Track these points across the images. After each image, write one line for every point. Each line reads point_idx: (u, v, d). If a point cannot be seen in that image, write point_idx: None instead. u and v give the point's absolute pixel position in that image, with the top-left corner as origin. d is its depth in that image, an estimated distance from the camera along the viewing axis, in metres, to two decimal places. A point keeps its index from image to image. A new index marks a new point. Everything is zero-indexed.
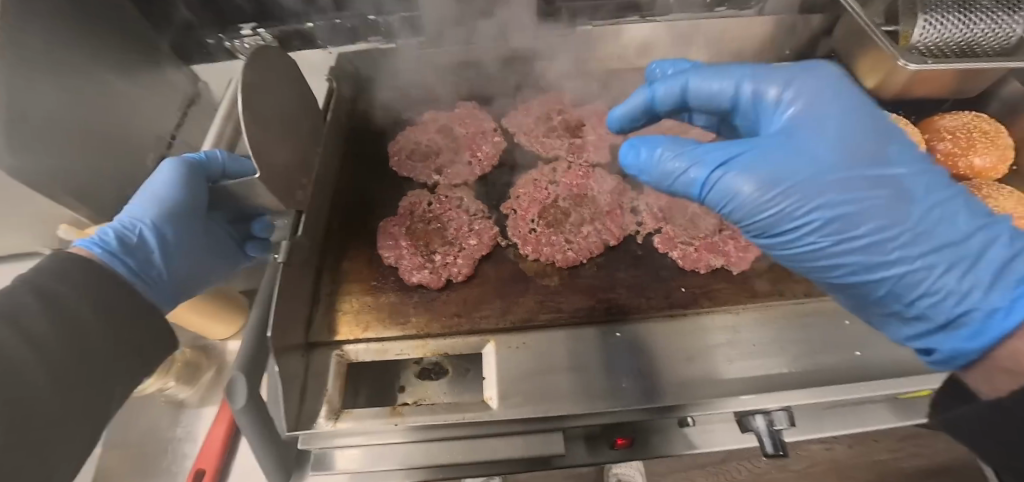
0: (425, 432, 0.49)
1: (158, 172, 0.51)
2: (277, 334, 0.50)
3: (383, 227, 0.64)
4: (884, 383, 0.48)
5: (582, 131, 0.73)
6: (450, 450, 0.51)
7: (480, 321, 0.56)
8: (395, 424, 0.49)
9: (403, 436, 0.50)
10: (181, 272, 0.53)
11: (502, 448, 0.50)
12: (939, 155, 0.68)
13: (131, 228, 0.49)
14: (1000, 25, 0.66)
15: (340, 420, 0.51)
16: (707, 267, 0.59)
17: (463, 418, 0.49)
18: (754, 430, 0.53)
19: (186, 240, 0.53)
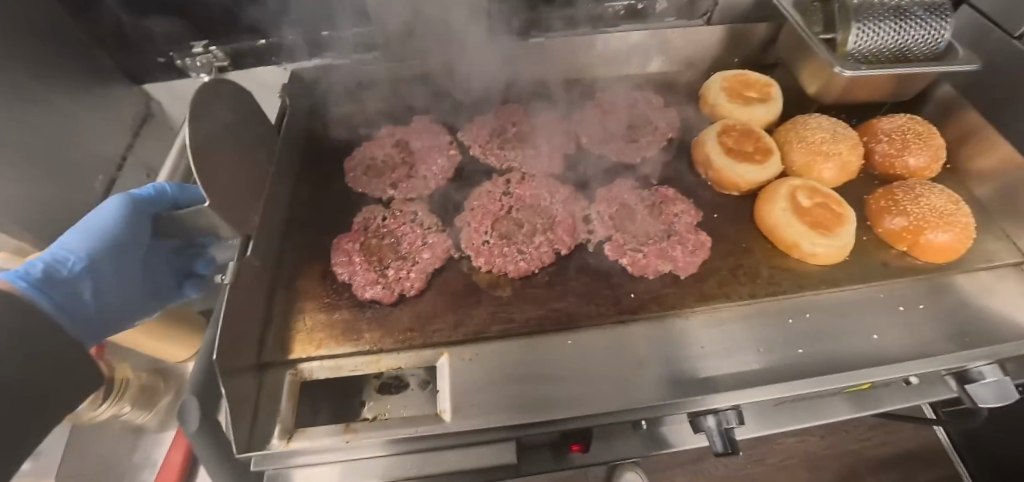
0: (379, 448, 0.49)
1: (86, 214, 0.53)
2: (225, 357, 0.50)
3: (337, 244, 0.64)
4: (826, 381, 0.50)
5: (536, 142, 0.74)
6: (407, 467, 0.50)
7: (433, 335, 0.57)
8: (349, 441, 0.49)
9: (358, 454, 0.49)
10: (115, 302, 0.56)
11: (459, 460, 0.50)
12: (877, 157, 0.71)
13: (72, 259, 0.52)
14: (929, 33, 0.69)
15: (293, 439, 0.50)
16: (655, 273, 0.60)
17: (417, 431, 0.48)
18: (704, 430, 0.50)
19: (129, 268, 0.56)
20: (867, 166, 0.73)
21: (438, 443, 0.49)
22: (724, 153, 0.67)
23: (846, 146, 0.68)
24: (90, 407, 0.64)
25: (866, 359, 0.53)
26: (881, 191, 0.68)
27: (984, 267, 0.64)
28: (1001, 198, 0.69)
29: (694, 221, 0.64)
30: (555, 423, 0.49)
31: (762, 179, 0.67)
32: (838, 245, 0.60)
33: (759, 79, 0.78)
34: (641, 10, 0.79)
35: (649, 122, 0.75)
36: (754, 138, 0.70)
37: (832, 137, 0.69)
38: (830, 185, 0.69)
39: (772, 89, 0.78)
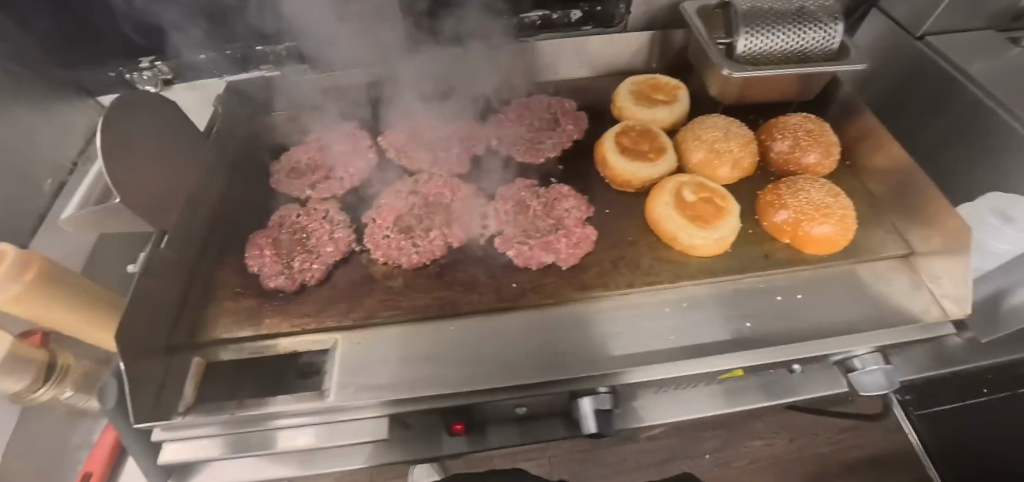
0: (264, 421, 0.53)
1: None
2: (130, 339, 0.55)
3: (252, 239, 0.69)
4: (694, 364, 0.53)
5: (449, 145, 0.78)
6: (292, 438, 0.54)
7: (326, 320, 0.62)
8: (232, 412, 0.52)
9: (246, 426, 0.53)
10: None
11: (340, 434, 0.53)
12: (773, 154, 0.74)
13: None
14: (820, 34, 0.71)
15: (190, 411, 0.55)
16: (538, 264, 0.63)
17: (297, 405, 0.52)
18: (579, 413, 0.52)
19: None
20: (765, 163, 0.76)
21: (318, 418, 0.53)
22: (618, 152, 0.71)
23: (736, 144, 0.71)
24: (30, 388, 0.69)
25: (728, 345, 0.56)
26: (772, 186, 0.70)
27: (868, 260, 0.66)
28: (893, 192, 0.70)
29: (583, 215, 0.67)
30: (427, 402, 0.53)
31: (653, 176, 0.70)
32: (713, 237, 0.63)
33: (669, 82, 0.81)
34: (557, 20, 0.83)
35: (558, 124, 0.79)
36: (650, 138, 0.73)
37: (724, 136, 0.71)
38: (724, 182, 0.71)
39: (680, 92, 0.80)
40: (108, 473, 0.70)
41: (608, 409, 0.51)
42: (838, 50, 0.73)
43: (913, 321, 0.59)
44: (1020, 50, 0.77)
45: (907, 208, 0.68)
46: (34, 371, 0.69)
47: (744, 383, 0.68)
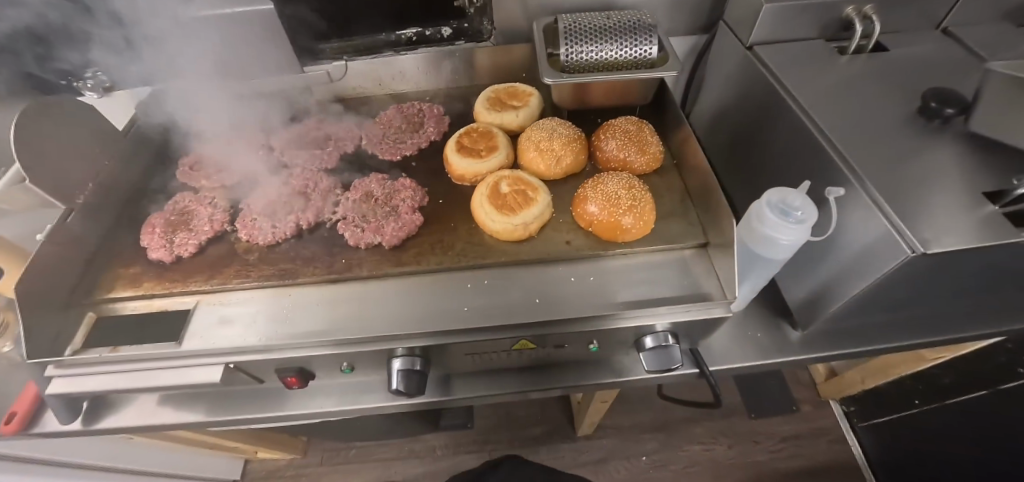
0: (134, 360, 0.67)
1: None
2: (35, 292, 0.69)
3: (149, 220, 0.83)
4: (482, 334, 0.65)
5: (325, 144, 0.90)
6: (142, 378, 0.66)
7: (192, 285, 0.75)
8: (110, 352, 0.67)
9: (117, 365, 0.68)
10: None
11: (180, 375, 0.65)
12: (599, 154, 0.82)
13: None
14: (637, 47, 0.81)
15: (78, 351, 0.69)
16: (367, 244, 0.74)
17: (155, 348, 0.67)
18: (390, 370, 0.66)
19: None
20: (596, 161, 0.84)
21: (170, 361, 0.67)
22: (454, 150, 0.81)
23: (559, 143, 0.79)
24: None
25: (506, 314, 0.66)
26: (592, 180, 0.78)
27: (664, 249, 0.73)
28: (697, 188, 0.77)
29: (415, 204, 0.78)
30: (254, 352, 0.66)
31: (481, 170, 0.79)
32: (513, 222, 0.71)
33: (524, 89, 0.91)
34: (430, 36, 0.92)
35: (422, 127, 0.90)
36: (488, 138, 0.83)
37: (549, 136, 0.80)
38: (549, 177, 0.80)
39: (530, 97, 0.90)
40: (32, 412, 0.83)
41: (414, 369, 0.66)
42: (658, 61, 0.83)
43: (684, 301, 0.67)
44: (841, 61, 0.84)
45: (704, 203, 0.75)
46: None
47: (558, 365, 0.83)
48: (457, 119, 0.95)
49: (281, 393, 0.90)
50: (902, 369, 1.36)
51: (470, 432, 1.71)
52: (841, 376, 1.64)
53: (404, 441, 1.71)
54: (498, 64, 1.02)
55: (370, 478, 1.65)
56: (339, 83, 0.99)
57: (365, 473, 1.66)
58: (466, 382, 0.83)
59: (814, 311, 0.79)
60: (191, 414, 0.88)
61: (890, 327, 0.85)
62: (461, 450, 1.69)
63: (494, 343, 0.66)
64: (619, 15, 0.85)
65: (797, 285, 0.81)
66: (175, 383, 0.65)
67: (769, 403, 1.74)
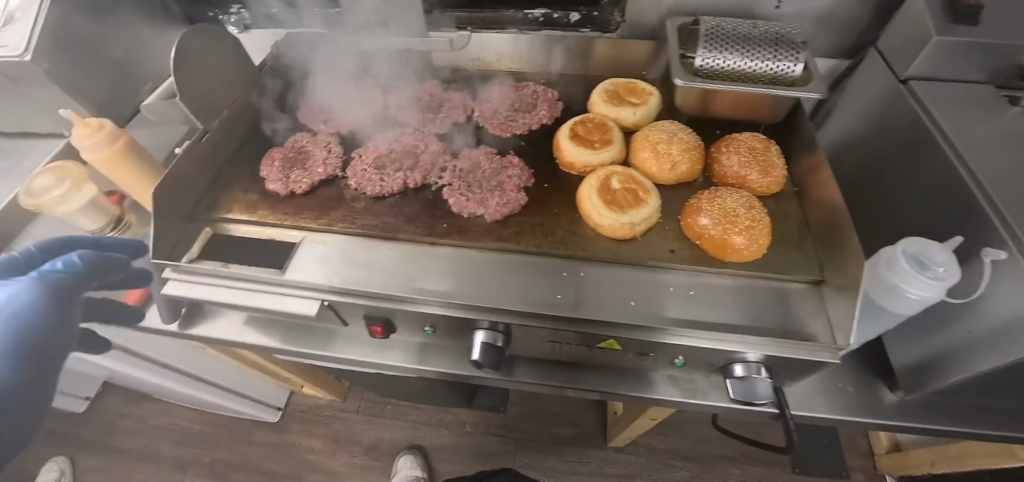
0: (240, 279, 0.72)
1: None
2: (169, 201, 0.76)
3: (270, 153, 0.88)
4: (533, 322, 0.64)
5: (438, 110, 0.92)
6: (244, 297, 0.71)
7: (300, 221, 0.79)
8: (222, 267, 0.72)
9: (224, 280, 0.72)
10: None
11: (279, 301, 0.69)
12: (717, 166, 0.78)
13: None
14: (779, 62, 0.76)
15: (194, 261, 0.74)
16: (469, 213, 0.75)
17: (262, 271, 0.71)
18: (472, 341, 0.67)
19: (21, 312, 0.65)
20: (710, 174, 0.80)
21: (272, 286, 0.71)
22: (568, 136, 0.80)
23: (678, 149, 0.77)
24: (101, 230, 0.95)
25: (558, 307, 0.65)
26: (705, 192, 0.74)
27: (772, 277, 0.69)
28: (821, 221, 0.72)
29: (521, 183, 0.78)
30: (348, 295, 0.69)
31: (591, 161, 0.78)
32: (620, 220, 0.70)
33: (644, 87, 0.89)
34: (557, 19, 0.93)
35: (534, 110, 0.90)
36: (603, 131, 0.81)
37: (667, 139, 0.78)
38: (659, 181, 0.77)
39: (650, 97, 0.87)
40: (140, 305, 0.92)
41: (496, 344, 0.66)
42: (800, 80, 0.77)
43: (758, 334, 0.63)
44: (1010, 113, 0.75)
45: (826, 238, 0.70)
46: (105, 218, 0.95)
47: (627, 373, 0.81)
48: (568, 107, 0.93)
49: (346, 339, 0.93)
50: (990, 461, 1.21)
51: (500, 416, 1.72)
52: (908, 453, 1.50)
53: (436, 410, 1.75)
54: (619, 57, 0.99)
55: (398, 436, 1.71)
56: (458, 52, 1.00)
57: (395, 431, 1.71)
58: (531, 369, 0.83)
59: (925, 378, 0.72)
60: (269, 339, 0.94)
61: (1009, 415, 0.76)
62: (488, 432, 1.70)
63: (545, 333, 0.65)
64: (765, 26, 0.80)
65: (908, 347, 0.74)
66: (273, 307, 0.69)
67: (818, 462, 1.63)
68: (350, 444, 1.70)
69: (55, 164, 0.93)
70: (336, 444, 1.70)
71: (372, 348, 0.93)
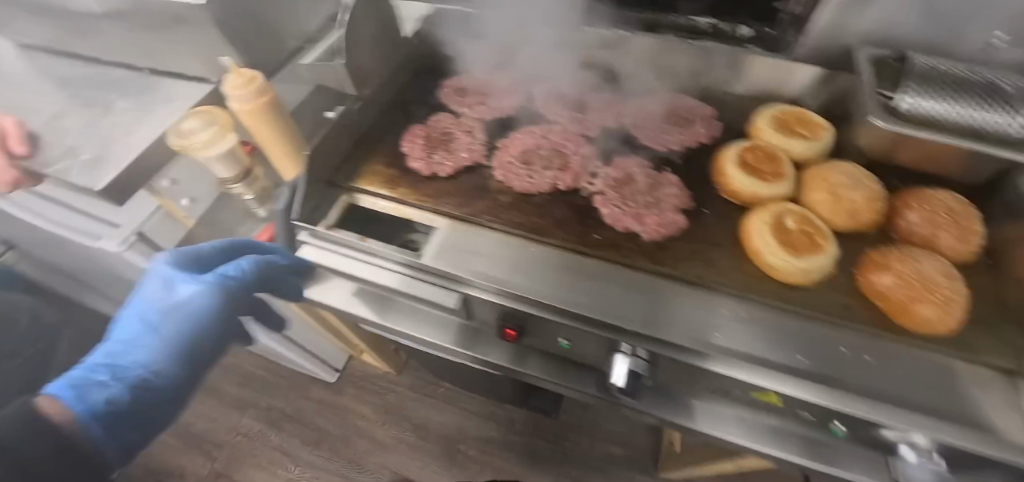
0: (377, 258, 0.73)
1: (48, 391, 0.64)
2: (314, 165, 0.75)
3: (411, 129, 0.86)
4: (565, 319, 0.65)
5: (584, 111, 0.88)
6: (383, 277, 0.72)
7: (441, 205, 0.76)
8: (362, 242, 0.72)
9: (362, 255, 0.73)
10: (167, 359, 0.71)
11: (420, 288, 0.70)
12: (902, 221, 0.70)
13: (87, 429, 0.62)
14: (1002, 120, 0.65)
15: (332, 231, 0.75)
16: (624, 228, 0.71)
17: (403, 253, 0.71)
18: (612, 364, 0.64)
19: (204, 312, 0.73)
20: (889, 227, 0.73)
21: (410, 269, 0.71)
22: (736, 163, 0.74)
23: (862, 196, 0.70)
24: (232, 179, 0.98)
25: (605, 313, 0.63)
26: (888, 249, 0.68)
27: (964, 358, 0.61)
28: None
29: (680, 204, 0.73)
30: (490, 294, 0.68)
31: (760, 194, 0.72)
32: (795, 265, 0.64)
33: (818, 119, 0.81)
34: (722, 31, 0.88)
35: (690, 126, 0.84)
36: (775, 163, 0.75)
37: (851, 183, 0.71)
38: (834, 227, 0.71)
39: (825, 132, 0.80)
40: None
41: (640, 371, 0.64)
42: None
43: (866, 398, 0.57)
44: None
45: None
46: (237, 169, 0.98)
47: None
48: (725, 127, 0.86)
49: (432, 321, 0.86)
50: None
51: (551, 421, 1.69)
52: None
53: (488, 402, 1.74)
54: None
55: (448, 420, 1.71)
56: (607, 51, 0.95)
57: (444, 414, 1.71)
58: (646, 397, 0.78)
59: None
60: None
61: None
62: (538, 435, 1.67)
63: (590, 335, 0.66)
64: (989, 77, 0.70)
65: None
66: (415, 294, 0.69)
67: None
68: (400, 418, 1.72)
69: (196, 108, 0.95)
70: (386, 416, 1.72)
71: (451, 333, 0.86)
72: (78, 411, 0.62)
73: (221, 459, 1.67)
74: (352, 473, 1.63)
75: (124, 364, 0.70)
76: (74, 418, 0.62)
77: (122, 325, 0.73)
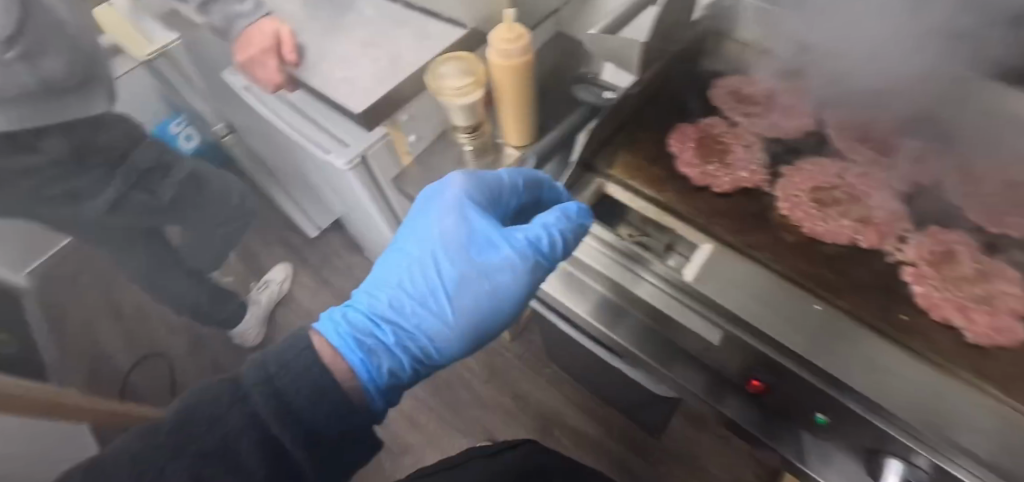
0: (623, 256, 0.70)
1: (340, 345, 0.61)
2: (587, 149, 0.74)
3: (681, 127, 0.79)
4: (685, 301, 0.65)
5: (890, 159, 0.73)
6: (623, 278, 0.70)
7: (712, 226, 0.69)
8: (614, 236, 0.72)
9: (609, 247, 0.72)
10: (456, 333, 0.65)
11: (660, 301, 0.66)
12: None
13: (371, 402, 0.60)
14: None
15: None
16: (941, 318, 0.57)
17: (658, 265, 0.67)
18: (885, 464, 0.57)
19: (506, 287, 0.65)
20: None
21: (661, 282, 0.67)
22: None
23: None
24: (463, 129, 0.98)
25: (868, 388, 0.53)
26: None
27: None
28: None
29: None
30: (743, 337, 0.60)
31: None
32: None
33: None
34: None
35: None
36: None
37: None
38: None
39: None
40: None
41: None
42: None
43: None
44: None
45: None
46: (471, 121, 0.97)
47: None
48: None
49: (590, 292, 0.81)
50: None
51: (651, 440, 1.64)
52: None
53: (591, 397, 1.72)
54: None
55: (548, 400, 1.73)
56: None
57: (546, 394, 1.73)
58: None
59: None
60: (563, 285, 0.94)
61: None
62: (633, 448, 1.63)
63: (707, 328, 0.64)
64: None
65: None
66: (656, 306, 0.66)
67: None
68: (503, 382, 1.76)
69: (446, 54, 0.94)
70: (491, 376, 1.77)
71: (604, 308, 0.80)
72: (367, 381, 0.61)
73: None
74: (449, 415, 1.73)
75: (410, 327, 0.66)
76: (366, 389, 0.60)
77: (409, 275, 0.67)
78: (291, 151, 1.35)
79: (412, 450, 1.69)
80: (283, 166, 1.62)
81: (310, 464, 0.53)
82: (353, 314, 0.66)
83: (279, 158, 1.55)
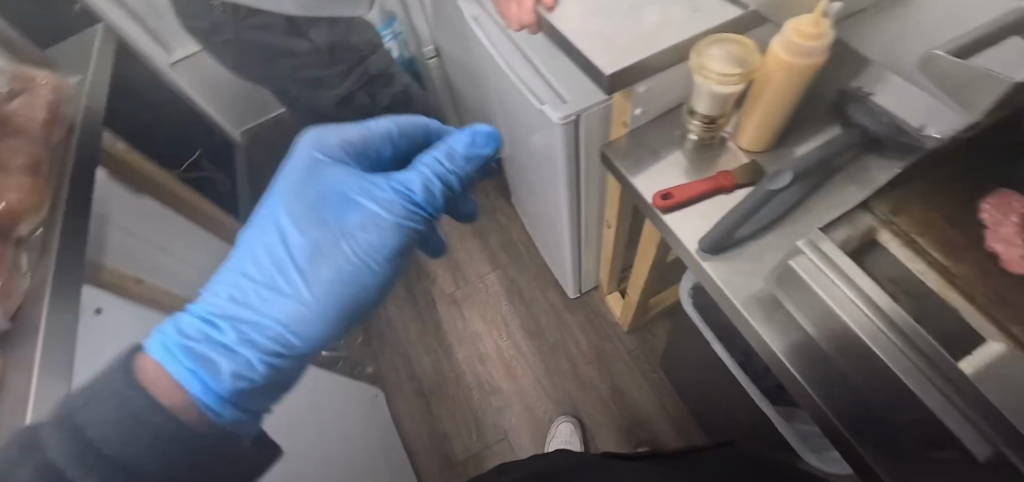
0: (880, 317, 0.61)
1: (152, 353, 0.61)
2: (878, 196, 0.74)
3: (1008, 196, 0.70)
4: (938, 381, 0.56)
5: None
6: (871, 340, 0.61)
7: (1012, 320, 0.59)
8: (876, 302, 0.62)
9: (864, 306, 0.62)
10: (314, 311, 0.69)
11: (910, 378, 0.58)
12: None
13: (211, 412, 0.61)
14: None
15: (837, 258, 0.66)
16: None
17: (935, 348, 0.57)
18: None
19: (370, 246, 0.74)
20: None
21: (929, 369, 0.57)
22: None
23: None
24: (701, 118, 0.91)
25: None
26: None
27: None
28: None
29: None
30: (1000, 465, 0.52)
31: None
32: None
33: None
34: None
35: None
36: None
37: None
38: None
39: None
40: (676, 205, 0.92)
41: None
42: None
43: None
44: None
45: None
46: (715, 112, 0.89)
47: None
48: None
49: (789, 326, 0.78)
50: None
51: None
52: None
53: (689, 418, 1.67)
54: None
55: (645, 404, 1.71)
56: None
57: (645, 397, 1.71)
58: None
59: None
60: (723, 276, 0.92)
61: None
62: None
63: (951, 412, 0.55)
64: None
65: None
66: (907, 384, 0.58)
67: None
68: (605, 369, 1.77)
69: (714, 35, 0.86)
70: (595, 358, 1.79)
71: (799, 346, 0.76)
72: (200, 392, 0.61)
73: (464, 292, 1.96)
74: (544, 377, 1.77)
75: (264, 310, 0.68)
76: (204, 403, 0.60)
77: (260, 257, 0.71)
78: (501, 92, 1.39)
79: (501, 393, 1.76)
80: (480, 101, 1.71)
81: (163, 464, 0.55)
82: (185, 319, 0.67)
83: (481, 93, 1.65)
